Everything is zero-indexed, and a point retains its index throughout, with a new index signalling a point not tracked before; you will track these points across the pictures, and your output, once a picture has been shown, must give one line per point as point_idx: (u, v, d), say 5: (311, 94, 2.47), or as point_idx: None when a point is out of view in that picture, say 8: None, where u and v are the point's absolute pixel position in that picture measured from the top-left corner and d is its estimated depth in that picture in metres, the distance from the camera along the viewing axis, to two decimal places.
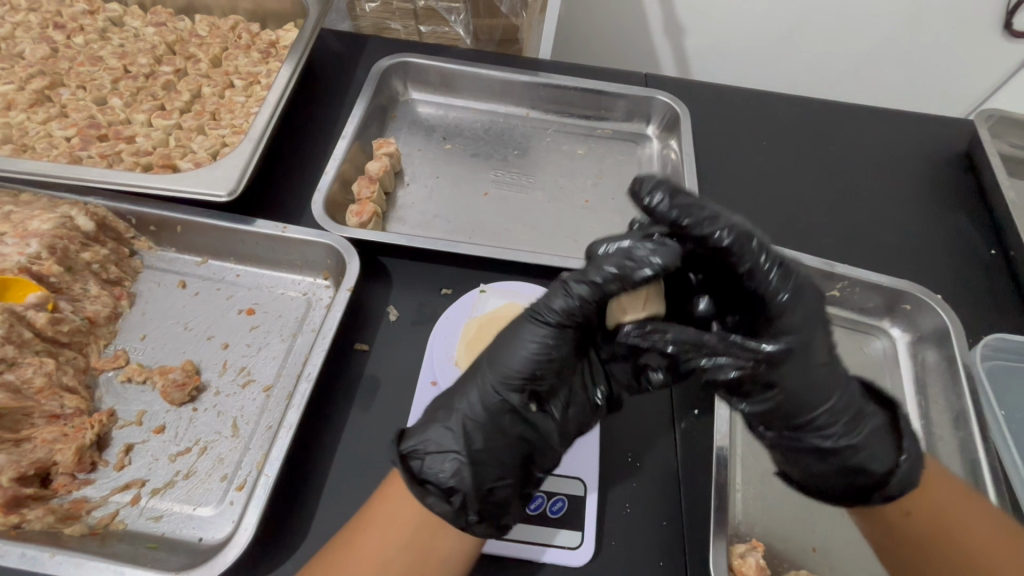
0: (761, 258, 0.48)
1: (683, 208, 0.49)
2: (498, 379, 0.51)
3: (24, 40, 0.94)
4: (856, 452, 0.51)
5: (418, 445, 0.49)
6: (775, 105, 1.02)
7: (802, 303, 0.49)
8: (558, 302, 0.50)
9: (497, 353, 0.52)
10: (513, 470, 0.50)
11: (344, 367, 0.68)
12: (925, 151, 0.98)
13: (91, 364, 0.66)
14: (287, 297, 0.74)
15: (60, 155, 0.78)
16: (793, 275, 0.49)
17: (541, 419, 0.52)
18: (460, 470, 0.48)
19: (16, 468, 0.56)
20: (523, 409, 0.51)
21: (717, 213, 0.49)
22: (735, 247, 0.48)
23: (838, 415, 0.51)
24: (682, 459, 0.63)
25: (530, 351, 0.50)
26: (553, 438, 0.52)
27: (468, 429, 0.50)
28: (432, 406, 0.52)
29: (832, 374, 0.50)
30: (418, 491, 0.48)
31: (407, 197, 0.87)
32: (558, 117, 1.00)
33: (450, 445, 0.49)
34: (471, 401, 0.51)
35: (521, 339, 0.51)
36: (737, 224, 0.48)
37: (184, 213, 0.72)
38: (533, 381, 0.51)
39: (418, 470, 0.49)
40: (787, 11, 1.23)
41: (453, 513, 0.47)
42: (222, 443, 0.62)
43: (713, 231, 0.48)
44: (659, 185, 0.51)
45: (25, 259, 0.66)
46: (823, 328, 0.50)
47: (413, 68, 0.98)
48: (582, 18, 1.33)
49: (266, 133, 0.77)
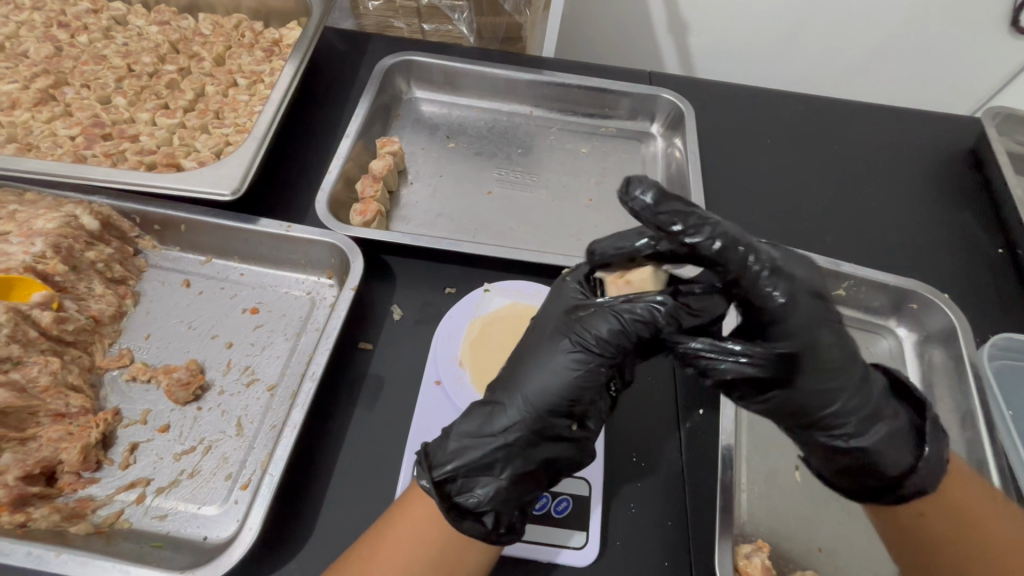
0: (750, 262, 0.46)
1: (673, 213, 0.47)
2: (541, 401, 0.50)
3: (29, 39, 0.94)
4: (867, 453, 0.50)
5: (454, 470, 0.49)
6: (780, 103, 1.02)
7: (802, 304, 0.47)
8: (606, 331, 0.50)
9: (538, 373, 0.51)
10: (547, 486, 0.52)
11: (348, 366, 0.68)
12: (931, 149, 0.97)
13: (96, 363, 0.66)
14: (291, 296, 0.74)
15: (65, 154, 0.78)
16: (788, 278, 0.47)
17: (582, 439, 0.52)
18: (498, 492, 0.49)
19: (22, 467, 0.56)
20: (562, 431, 0.51)
21: (709, 219, 0.47)
22: (722, 253, 0.46)
23: (850, 413, 0.49)
24: (687, 459, 0.63)
25: (572, 376, 0.50)
26: (592, 454, 0.53)
27: (508, 453, 0.50)
28: (463, 423, 0.51)
29: (842, 376, 0.48)
30: (453, 518, 0.48)
31: (411, 196, 0.87)
32: (561, 115, 1.00)
33: (490, 468, 0.50)
34: (511, 423, 0.50)
35: (563, 360, 0.51)
36: (725, 230, 0.46)
37: (188, 213, 0.72)
38: (575, 405, 0.51)
39: (453, 492, 0.49)
40: (792, 8, 1.22)
41: (490, 535, 0.48)
42: (226, 442, 0.62)
43: (700, 239, 0.46)
44: (648, 185, 0.47)
45: (30, 258, 0.66)
46: (832, 328, 0.48)
47: (416, 66, 0.97)
48: (585, 15, 1.32)
49: (269, 132, 0.77)
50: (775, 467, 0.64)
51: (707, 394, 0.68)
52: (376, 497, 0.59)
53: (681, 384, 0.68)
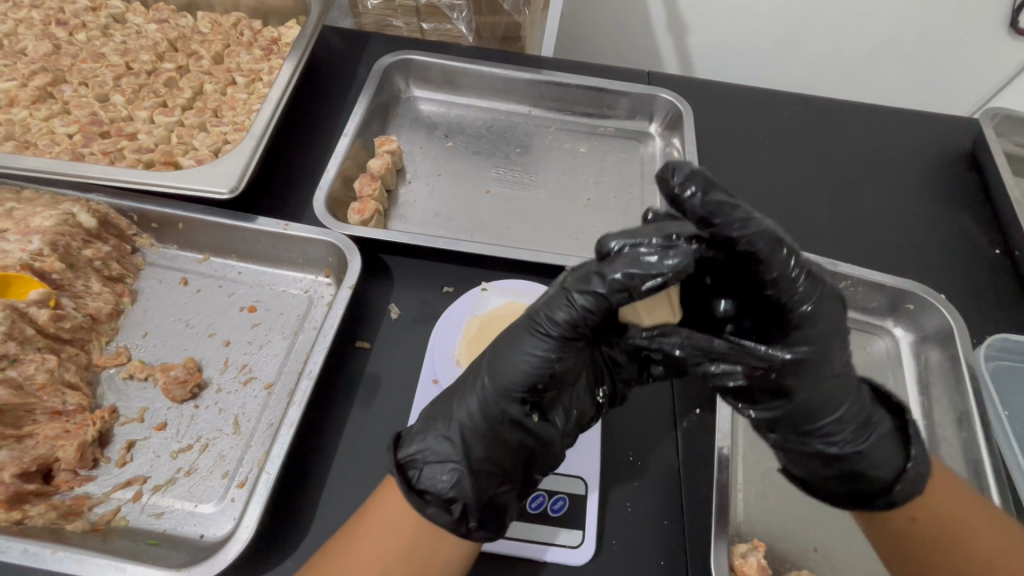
0: (793, 269, 0.46)
1: (713, 207, 0.47)
2: (501, 388, 0.50)
3: (27, 37, 0.93)
4: (864, 457, 0.51)
5: (417, 454, 0.50)
6: (779, 103, 1.02)
7: (825, 310, 0.48)
8: (561, 314, 0.48)
9: (498, 363, 0.51)
10: (513, 475, 0.51)
11: (345, 365, 0.68)
12: (930, 150, 0.97)
13: (93, 361, 0.66)
14: (288, 294, 0.74)
15: (62, 151, 0.78)
16: (817, 284, 0.48)
17: (542, 427, 0.52)
18: (459, 479, 0.49)
19: (19, 464, 0.56)
20: (525, 419, 0.51)
21: (753, 217, 0.46)
22: (764, 254, 0.46)
23: (849, 420, 0.50)
24: (683, 459, 0.63)
25: (530, 364, 0.49)
26: (554, 444, 0.53)
27: (467, 439, 0.50)
28: (430, 408, 0.53)
29: (843, 383, 0.49)
30: (417, 502, 0.48)
31: (409, 195, 0.87)
32: (560, 115, 1.00)
33: (450, 454, 0.50)
34: (469, 408, 0.51)
35: (524, 350, 0.50)
36: (768, 229, 0.46)
37: (186, 211, 0.72)
38: (534, 392, 0.50)
39: (418, 481, 0.49)
40: (789, 10, 1.23)
41: (455, 523, 0.48)
42: (223, 440, 0.62)
43: (741, 236, 0.46)
44: (694, 176, 0.48)
45: (27, 256, 0.66)
46: (841, 336, 0.49)
47: (415, 65, 0.97)
48: (585, 14, 1.32)
49: (268, 130, 0.77)
50: (772, 466, 0.65)
51: (703, 393, 0.68)
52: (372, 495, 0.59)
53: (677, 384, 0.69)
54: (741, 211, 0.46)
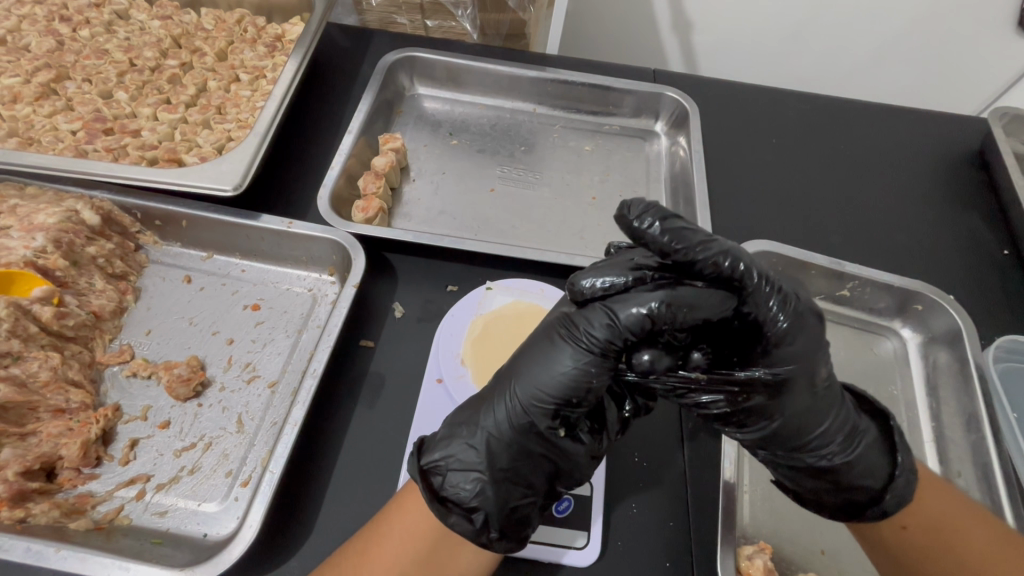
0: (766, 287, 0.46)
1: (675, 234, 0.45)
2: (531, 399, 0.49)
3: (30, 33, 0.93)
4: (852, 468, 0.50)
5: (440, 460, 0.49)
6: (786, 102, 1.01)
7: (803, 326, 0.47)
8: (600, 330, 0.47)
9: (531, 372, 0.49)
10: (537, 489, 0.50)
11: (349, 364, 0.68)
12: (937, 150, 0.96)
13: (96, 359, 0.66)
14: (292, 292, 0.74)
15: (65, 148, 0.78)
16: (793, 302, 0.47)
17: (571, 443, 0.50)
18: (482, 490, 0.48)
19: (21, 462, 0.55)
20: (554, 434, 0.49)
21: (713, 238, 0.45)
22: (734, 273, 0.45)
23: (836, 432, 0.50)
24: (689, 460, 0.63)
25: (564, 375, 0.48)
26: (582, 462, 0.51)
27: (493, 449, 0.49)
28: (456, 414, 0.52)
29: (827, 397, 0.49)
30: (439, 509, 0.47)
31: (414, 193, 0.86)
32: (564, 113, 0.99)
33: (474, 463, 0.49)
34: (496, 417, 0.50)
35: (556, 361, 0.48)
36: (732, 247, 0.45)
37: (189, 208, 0.72)
38: (565, 406, 0.48)
39: (439, 487, 0.49)
40: (796, 8, 1.22)
41: (475, 533, 0.47)
42: (227, 439, 0.62)
43: (707, 259, 0.45)
44: (648, 208, 0.46)
45: (30, 253, 0.65)
46: (821, 351, 0.48)
47: (419, 63, 0.97)
48: (589, 13, 1.32)
49: (272, 128, 0.77)
50: None
51: None
52: (375, 496, 0.59)
53: None
54: (700, 235, 0.45)
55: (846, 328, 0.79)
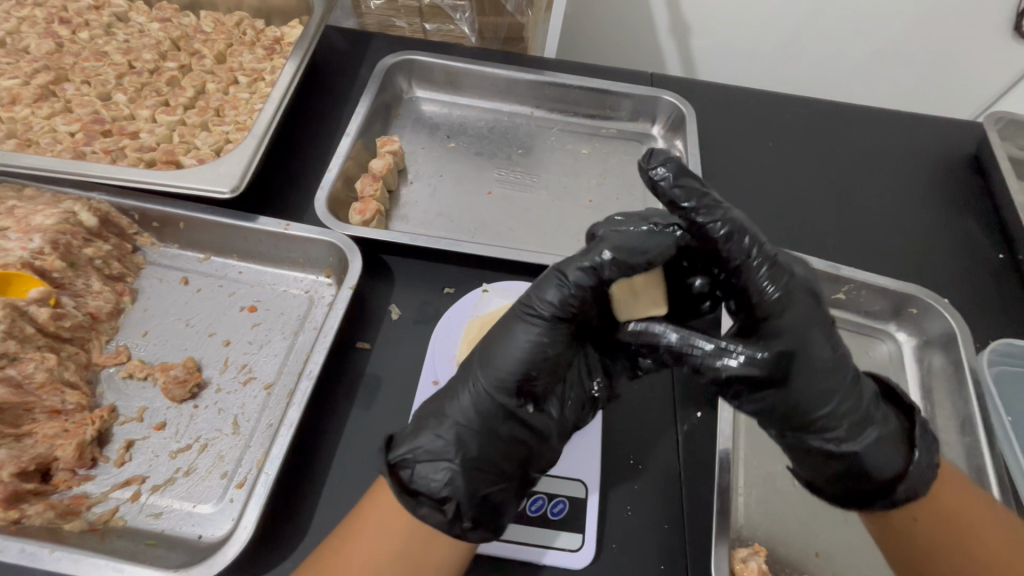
0: (756, 259, 0.50)
1: (685, 190, 0.51)
2: (492, 378, 0.50)
3: (29, 35, 0.93)
4: (863, 453, 0.50)
5: (408, 454, 0.49)
6: (782, 106, 1.02)
7: (797, 301, 0.49)
8: (552, 294, 0.50)
9: (494, 355, 0.51)
10: (507, 474, 0.50)
11: (346, 365, 0.68)
12: (932, 154, 0.97)
13: (93, 360, 0.66)
14: (289, 294, 0.74)
15: (64, 150, 0.78)
16: (786, 273, 0.50)
17: (538, 419, 0.52)
18: (453, 477, 0.48)
19: (16, 463, 0.55)
20: (521, 412, 0.51)
21: (717, 204, 0.51)
22: (729, 240, 0.50)
23: (843, 417, 0.50)
24: (685, 461, 0.63)
25: (524, 351, 0.50)
26: (551, 437, 0.52)
27: (461, 436, 0.50)
28: (422, 410, 0.53)
29: (835, 380, 0.49)
30: (410, 502, 0.47)
31: (411, 195, 0.86)
32: (562, 116, 1.00)
33: (442, 453, 0.49)
34: (461, 405, 0.51)
35: (516, 340, 0.50)
36: (733, 217, 0.50)
37: (187, 210, 0.72)
38: (528, 382, 0.50)
39: (410, 481, 0.48)
40: (793, 13, 1.23)
41: (448, 523, 0.47)
42: (222, 440, 0.62)
43: (706, 222, 0.50)
44: (668, 161, 0.52)
45: (28, 254, 0.65)
46: (823, 328, 0.50)
47: (418, 66, 0.97)
48: (588, 16, 1.32)
49: (270, 130, 0.77)
50: (774, 470, 0.64)
51: (706, 395, 0.68)
52: None
53: (678, 385, 0.68)
54: (710, 198, 0.51)
55: (842, 331, 0.79)
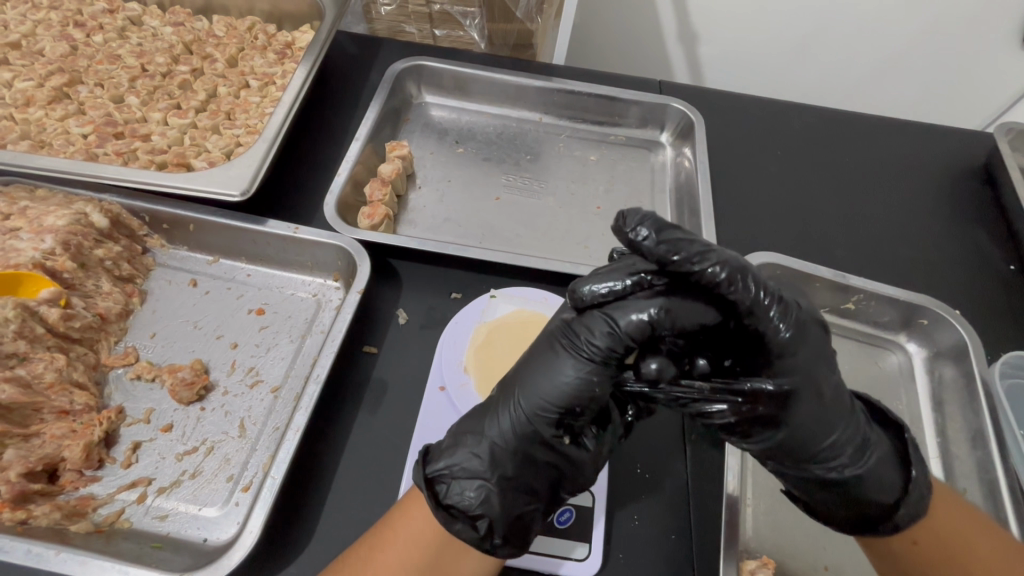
0: (763, 299, 0.45)
1: (672, 243, 0.45)
2: (532, 406, 0.49)
3: (45, 38, 0.94)
4: (865, 480, 0.50)
5: (445, 469, 0.50)
6: (791, 115, 1.01)
7: (806, 339, 0.47)
8: (600, 338, 0.47)
9: (535, 382, 0.49)
10: (540, 496, 0.50)
11: (353, 369, 0.68)
12: (941, 164, 0.96)
13: (101, 361, 0.66)
14: (297, 298, 0.74)
15: (76, 151, 0.79)
16: (793, 311, 0.47)
17: (574, 450, 0.50)
18: (487, 497, 0.49)
19: (24, 463, 0.55)
20: (557, 441, 0.50)
21: (711, 248, 0.45)
22: (732, 284, 0.45)
23: (844, 445, 0.49)
24: (692, 472, 0.63)
25: (567, 383, 0.48)
26: (585, 469, 0.51)
27: (499, 458, 0.50)
28: (461, 423, 0.53)
29: (833, 409, 0.48)
30: (444, 518, 0.47)
31: (419, 200, 0.87)
32: (570, 122, 1.00)
33: (479, 472, 0.49)
34: (501, 427, 0.50)
35: (559, 371, 0.48)
36: (731, 258, 0.45)
37: (196, 212, 0.72)
38: (569, 415, 0.49)
39: (443, 495, 0.49)
40: (802, 20, 1.23)
41: (480, 539, 0.48)
42: (229, 443, 0.62)
43: (703, 269, 0.45)
44: (645, 219, 0.47)
45: (39, 255, 0.66)
46: (824, 359, 0.48)
47: (427, 71, 0.98)
48: (595, 21, 1.32)
49: (280, 134, 0.77)
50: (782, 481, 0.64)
51: None
52: (375, 504, 0.59)
53: None
54: (699, 243, 0.45)
55: (850, 342, 0.78)
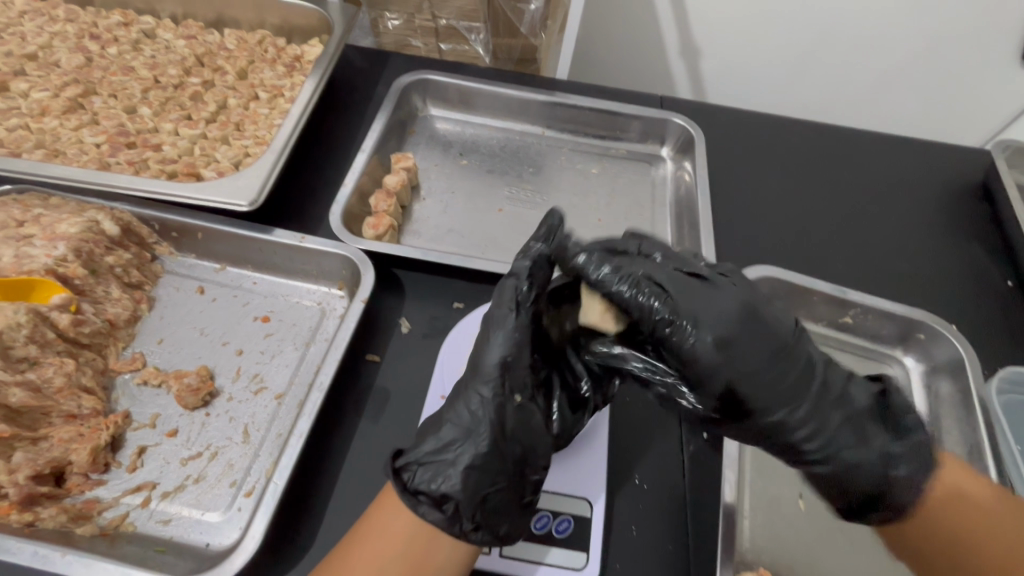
0: (656, 310, 0.51)
1: (573, 252, 0.56)
2: (477, 377, 0.55)
3: (61, 50, 0.97)
4: (838, 463, 0.53)
5: (411, 459, 0.53)
6: (789, 130, 1.03)
7: (740, 338, 0.51)
8: (512, 292, 0.56)
9: (484, 358, 0.55)
10: (505, 476, 0.53)
11: (355, 378, 0.69)
12: (938, 180, 0.98)
13: (109, 366, 0.67)
14: (302, 305, 0.75)
15: (90, 161, 0.81)
16: (697, 317, 0.51)
17: (529, 410, 0.55)
18: (451, 480, 0.51)
19: (32, 466, 0.56)
20: (511, 408, 0.54)
21: (615, 262, 0.54)
22: (621, 297, 0.52)
23: (811, 439, 0.53)
24: (690, 482, 0.64)
25: (505, 347, 0.55)
26: (541, 433, 0.55)
27: (459, 441, 0.53)
28: (425, 424, 0.56)
29: (795, 403, 0.52)
30: (410, 501, 0.51)
31: (423, 211, 0.88)
32: (572, 136, 1.02)
33: (441, 457, 0.53)
34: (457, 411, 0.54)
35: (498, 340, 0.55)
36: (625, 270, 0.53)
37: (205, 221, 0.74)
38: (512, 375, 0.55)
39: (410, 483, 0.52)
40: (799, 37, 1.25)
41: (447, 522, 0.51)
42: (232, 449, 0.62)
43: (596, 275, 0.53)
44: (551, 232, 0.59)
45: (52, 261, 0.67)
46: (774, 349, 0.52)
47: (433, 85, 1.00)
48: (598, 38, 1.35)
49: (288, 145, 0.79)
50: (780, 492, 0.65)
51: None
52: None
53: None
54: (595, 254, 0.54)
55: (848, 355, 0.79)
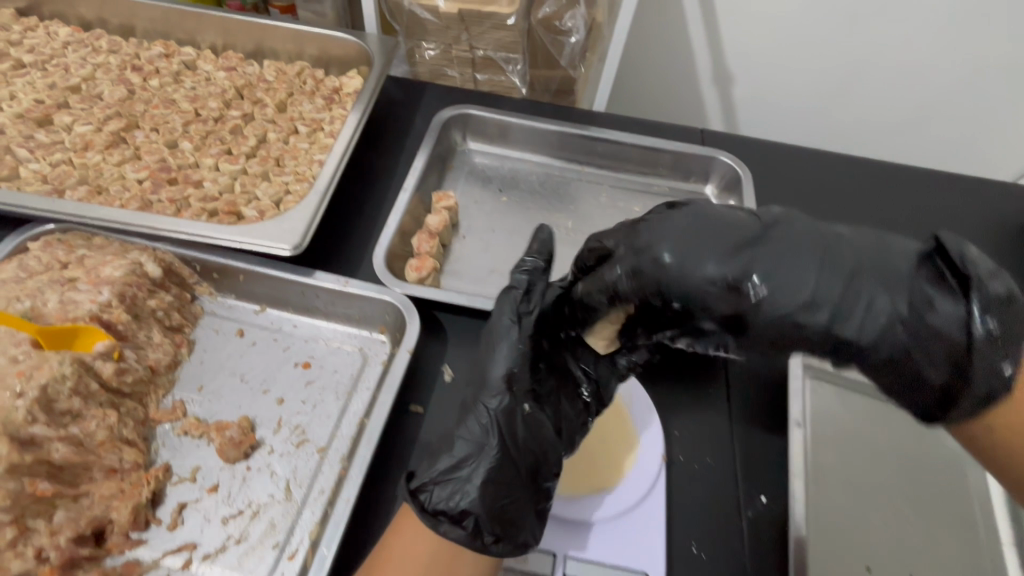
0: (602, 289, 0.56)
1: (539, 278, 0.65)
2: (485, 391, 0.58)
3: (104, 82, 0.97)
4: (889, 348, 0.45)
5: (427, 479, 0.55)
6: (838, 167, 0.99)
7: (703, 250, 0.49)
8: (508, 313, 0.61)
9: (489, 375, 0.59)
10: (519, 488, 0.55)
11: (400, 430, 0.66)
12: (997, 222, 0.94)
13: (149, 416, 0.66)
14: (343, 350, 0.74)
15: (132, 198, 0.80)
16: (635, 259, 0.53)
17: (538, 418, 0.58)
18: (469, 498, 0.53)
19: (74, 527, 0.55)
20: (518, 418, 0.57)
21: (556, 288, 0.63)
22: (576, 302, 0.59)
23: (855, 326, 0.45)
24: (751, 554, 0.61)
25: (508, 357, 0.59)
26: (552, 440, 0.58)
27: (467, 451, 0.55)
28: (437, 444, 0.58)
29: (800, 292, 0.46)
30: (430, 520, 0.52)
31: (463, 250, 0.86)
32: (613, 171, 0.99)
33: (455, 474, 0.54)
34: (468, 428, 0.57)
35: (501, 353, 0.60)
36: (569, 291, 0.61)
37: (247, 263, 0.73)
38: (518, 387, 0.58)
39: (429, 503, 0.53)
40: (838, 67, 1.23)
41: (469, 537, 0.52)
42: (274, 506, 0.60)
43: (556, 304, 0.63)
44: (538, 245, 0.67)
45: (96, 307, 0.66)
46: (735, 242, 0.48)
47: (472, 119, 0.98)
48: (632, 66, 1.33)
49: (332, 185, 0.78)
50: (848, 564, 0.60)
51: (770, 480, 0.66)
52: None
53: (744, 469, 0.66)
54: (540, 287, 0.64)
55: None
